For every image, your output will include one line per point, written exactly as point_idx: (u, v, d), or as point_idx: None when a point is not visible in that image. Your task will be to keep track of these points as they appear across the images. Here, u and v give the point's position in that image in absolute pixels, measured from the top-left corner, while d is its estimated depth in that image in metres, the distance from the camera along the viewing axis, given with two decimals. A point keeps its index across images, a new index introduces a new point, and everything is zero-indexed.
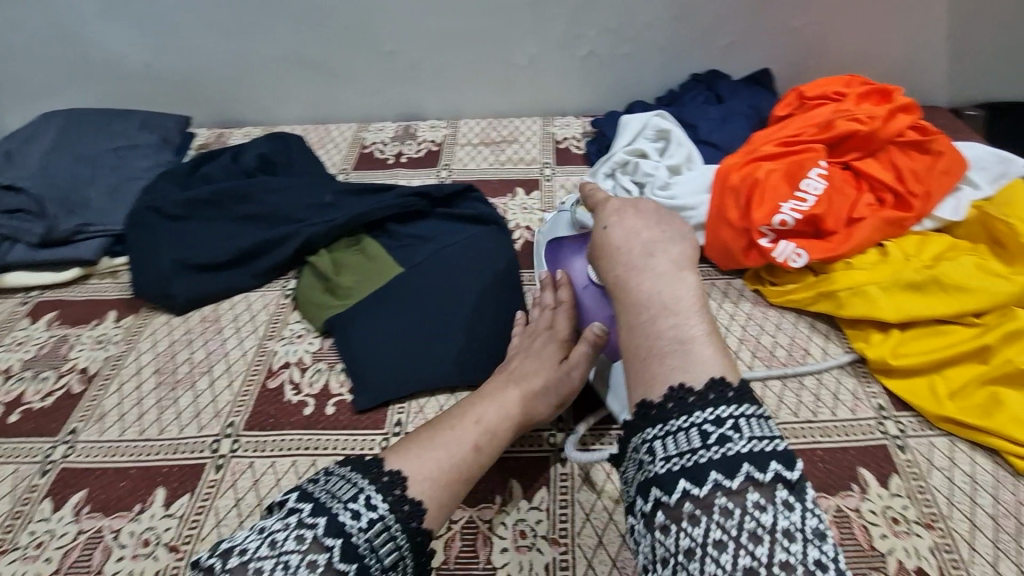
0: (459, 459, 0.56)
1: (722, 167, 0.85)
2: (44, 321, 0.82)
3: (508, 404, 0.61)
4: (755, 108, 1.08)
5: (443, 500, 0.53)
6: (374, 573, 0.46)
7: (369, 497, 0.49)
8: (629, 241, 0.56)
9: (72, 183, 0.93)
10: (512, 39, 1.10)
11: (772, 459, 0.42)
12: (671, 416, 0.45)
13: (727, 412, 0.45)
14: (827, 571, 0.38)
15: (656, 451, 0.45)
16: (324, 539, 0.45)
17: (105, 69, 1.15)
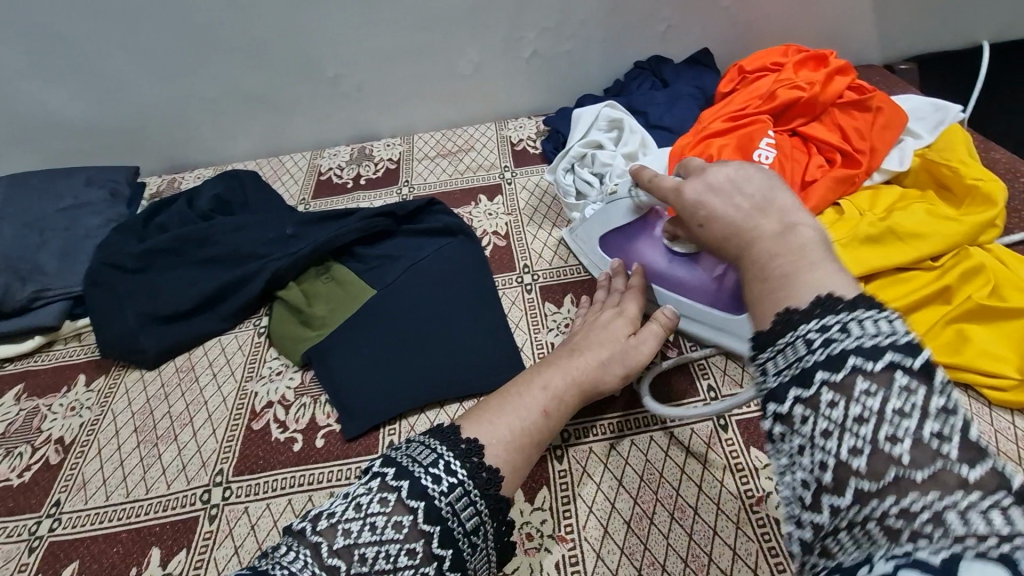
0: (529, 424, 0.59)
1: (678, 147, 0.86)
2: (10, 395, 0.79)
3: (573, 373, 0.63)
4: (700, 88, 1.11)
5: (514, 463, 0.56)
6: (457, 535, 0.47)
7: (448, 461, 0.51)
8: (720, 206, 0.49)
9: (22, 250, 0.90)
10: (456, 49, 1.10)
11: (890, 351, 0.35)
12: (777, 335, 0.39)
13: (837, 316, 0.37)
14: (952, 442, 0.32)
15: (765, 369, 0.39)
16: (408, 501, 0.47)
17: (42, 128, 1.12)
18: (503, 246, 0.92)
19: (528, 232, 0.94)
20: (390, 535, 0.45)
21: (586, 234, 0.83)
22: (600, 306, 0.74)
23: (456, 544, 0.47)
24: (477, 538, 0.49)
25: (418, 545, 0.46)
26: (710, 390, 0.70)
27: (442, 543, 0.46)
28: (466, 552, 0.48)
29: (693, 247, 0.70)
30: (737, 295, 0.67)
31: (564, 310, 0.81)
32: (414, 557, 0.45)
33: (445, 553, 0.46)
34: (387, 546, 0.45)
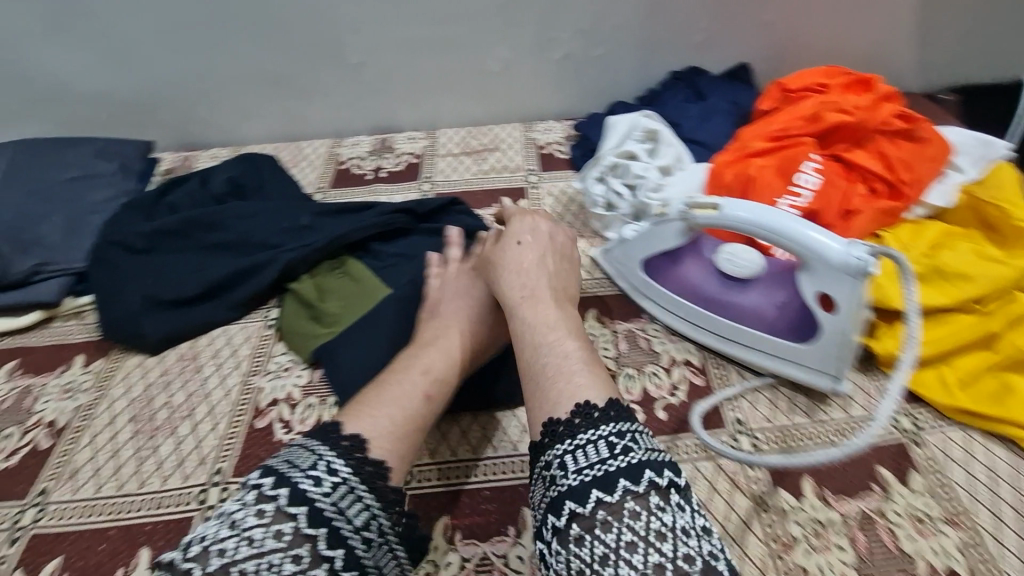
0: (411, 409, 0.56)
1: (716, 166, 0.84)
2: (4, 371, 0.76)
3: (451, 351, 0.64)
4: (735, 104, 1.08)
5: (403, 452, 0.53)
6: (346, 536, 0.45)
7: (328, 462, 0.47)
8: (531, 283, 0.63)
9: (25, 220, 0.87)
10: (487, 44, 1.07)
11: (666, 467, 0.46)
12: (579, 431, 0.48)
13: (627, 426, 0.48)
14: (718, 561, 0.43)
15: (568, 465, 0.47)
16: (288, 509, 0.44)
17: (53, 95, 1.08)
18: None
19: None
20: (269, 544, 0.42)
21: (623, 255, 0.79)
22: (446, 282, 0.73)
23: (347, 545, 0.44)
24: (371, 535, 0.46)
25: (303, 550, 0.43)
26: (738, 423, 0.66)
27: (330, 543, 0.44)
28: (360, 549, 0.45)
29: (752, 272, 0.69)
30: (804, 321, 0.67)
31: (586, 325, 0.77)
32: (298, 565, 0.42)
33: (334, 555, 0.44)
34: (267, 557, 0.42)
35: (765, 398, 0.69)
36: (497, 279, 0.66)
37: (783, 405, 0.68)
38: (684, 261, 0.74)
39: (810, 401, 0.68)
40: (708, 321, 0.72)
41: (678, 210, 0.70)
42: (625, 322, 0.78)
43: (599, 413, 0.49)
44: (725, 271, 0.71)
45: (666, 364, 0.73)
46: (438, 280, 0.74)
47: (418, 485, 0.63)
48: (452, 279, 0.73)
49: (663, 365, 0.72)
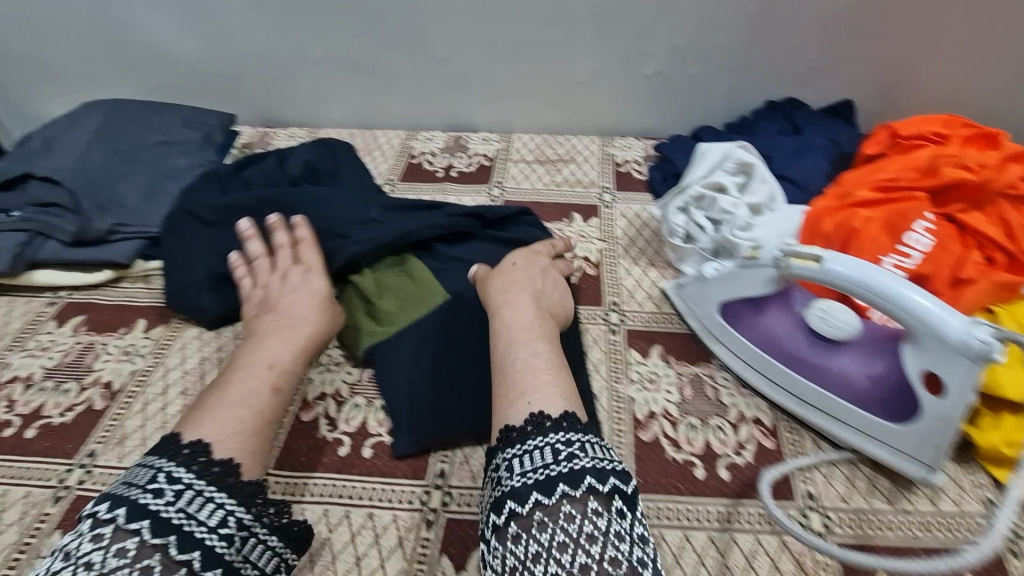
0: (258, 403, 0.59)
1: (812, 212, 0.78)
2: (70, 325, 0.77)
3: (295, 342, 0.67)
4: (834, 142, 1.00)
5: (253, 446, 0.56)
6: (197, 537, 0.48)
7: (169, 473, 0.51)
8: (516, 287, 0.69)
9: (108, 180, 0.88)
10: (576, 53, 1.03)
11: (611, 475, 0.49)
12: (529, 437, 0.52)
13: (576, 436, 0.52)
14: (646, 567, 0.46)
15: (513, 468, 0.51)
16: (127, 526, 0.47)
17: (148, 60, 1.10)
18: (591, 276, 0.84)
19: (620, 266, 0.86)
20: (112, 563, 0.45)
21: (699, 294, 0.74)
22: (276, 281, 0.75)
23: (202, 544, 0.48)
24: (231, 530, 0.50)
25: (153, 560, 0.46)
26: (810, 498, 0.60)
27: (181, 545, 0.47)
28: (219, 546, 0.48)
29: (847, 336, 0.63)
30: (900, 400, 0.60)
31: (651, 363, 0.73)
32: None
33: (188, 557, 0.47)
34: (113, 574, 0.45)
35: (842, 473, 0.62)
36: (486, 284, 0.71)
37: (862, 485, 0.61)
38: (767, 311, 0.69)
39: (893, 487, 0.61)
40: (787, 380, 0.66)
41: (772, 255, 0.64)
42: (693, 366, 0.72)
43: (550, 421, 0.53)
44: (816, 329, 0.65)
45: (733, 418, 0.67)
46: (259, 283, 0.75)
47: (457, 509, 0.59)
48: (280, 277, 0.74)
49: (730, 419, 0.67)
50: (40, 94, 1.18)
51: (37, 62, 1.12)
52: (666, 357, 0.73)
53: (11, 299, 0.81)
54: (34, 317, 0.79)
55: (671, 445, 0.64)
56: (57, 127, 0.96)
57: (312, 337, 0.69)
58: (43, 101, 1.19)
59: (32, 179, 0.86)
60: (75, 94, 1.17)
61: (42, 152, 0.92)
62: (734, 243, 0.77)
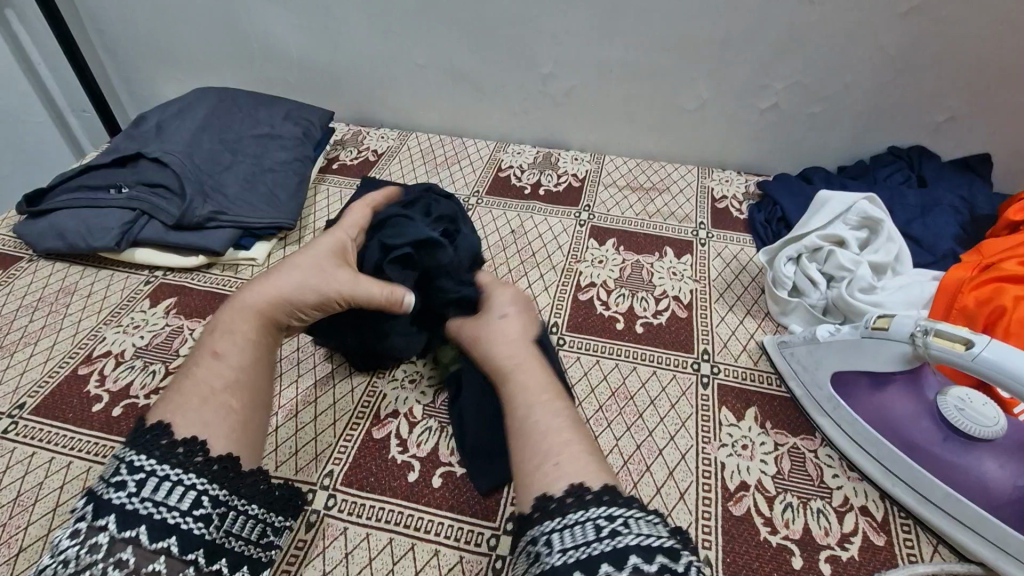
0: (206, 378, 0.55)
1: (948, 283, 0.70)
2: (162, 307, 0.79)
3: (259, 301, 0.62)
4: (967, 201, 0.90)
5: (206, 419, 0.52)
6: (167, 519, 0.45)
7: (131, 460, 0.46)
8: (508, 349, 0.63)
9: (212, 168, 0.91)
10: (687, 79, 0.98)
11: (659, 553, 0.42)
12: (571, 510, 0.46)
13: (620, 511, 0.45)
14: None
15: (553, 544, 0.44)
16: (96, 524, 0.43)
17: (260, 53, 1.14)
18: (682, 319, 0.79)
19: (714, 311, 0.80)
20: (86, 560, 0.42)
21: (808, 358, 0.67)
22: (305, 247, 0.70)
23: (178, 530, 0.45)
24: (207, 510, 0.47)
25: (127, 556, 0.43)
26: None
27: (154, 536, 0.44)
28: (193, 527, 0.45)
29: (988, 433, 0.55)
30: None
31: (745, 427, 0.66)
32: (123, 569, 0.42)
33: (164, 545, 0.44)
34: (87, 571, 0.41)
35: None
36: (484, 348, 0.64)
37: None
38: (888, 390, 0.61)
39: None
40: (909, 474, 0.59)
41: (907, 331, 0.57)
42: (792, 437, 0.65)
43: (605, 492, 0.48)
44: (953, 422, 0.57)
45: (839, 504, 0.60)
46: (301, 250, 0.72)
47: None
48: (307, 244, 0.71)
49: (833, 505, 0.60)
50: (160, 77, 1.24)
51: (161, 47, 1.18)
52: (763, 423, 0.67)
53: (112, 273, 0.84)
54: (130, 294, 0.81)
55: (766, 525, 0.58)
56: (171, 110, 1.00)
57: (281, 295, 0.63)
58: (161, 83, 1.25)
59: (144, 159, 0.89)
60: (189, 78, 1.22)
61: (154, 134, 0.96)
62: (855, 303, 0.70)
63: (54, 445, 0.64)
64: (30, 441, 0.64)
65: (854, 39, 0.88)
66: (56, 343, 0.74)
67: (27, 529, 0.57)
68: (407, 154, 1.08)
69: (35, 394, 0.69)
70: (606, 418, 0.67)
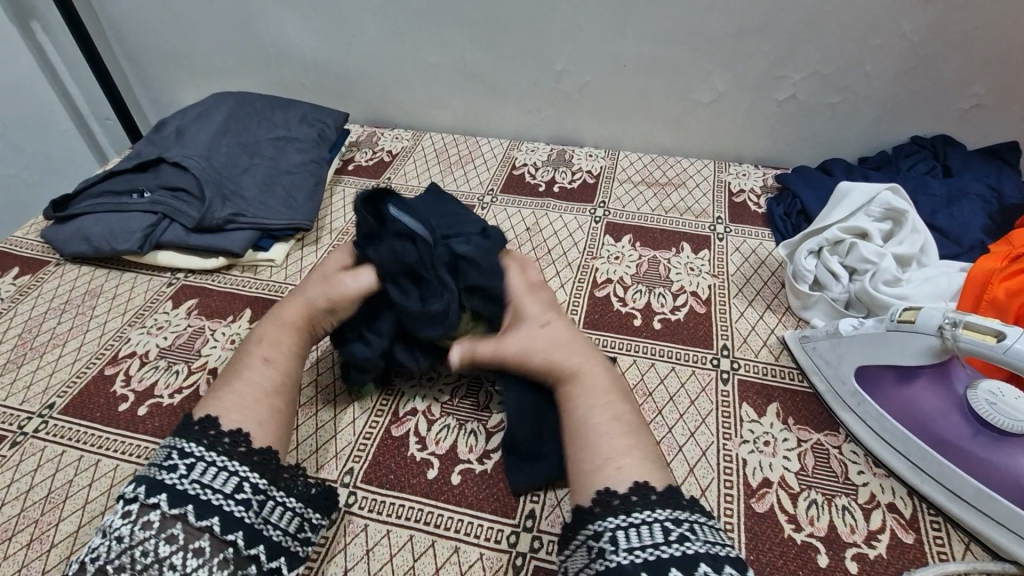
0: (261, 380, 0.59)
1: (976, 275, 0.68)
2: (184, 308, 0.81)
3: (289, 315, 0.65)
4: (995, 189, 0.88)
5: (261, 417, 0.56)
6: (212, 501, 0.48)
7: (182, 448, 0.51)
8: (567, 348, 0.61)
9: (230, 171, 0.92)
10: (702, 74, 0.97)
11: (726, 564, 0.44)
12: (635, 509, 0.48)
13: (685, 515, 0.47)
14: None
15: (619, 542, 0.46)
16: (147, 500, 0.48)
17: (275, 57, 1.15)
18: (701, 314, 0.78)
19: (732, 307, 0.79)
20: (139, 535, 0.46)
21: (831, 353, 0.66)
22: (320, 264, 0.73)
23: (220, 511, 0.48)
24: (248, 494, 0.50)
25: (176, 530, 0.47)
26: None
27: (200, 514, 0.47)
28: (234, 509, 0.49)
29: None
30: None
31: (767, 423, 0.65)
32: (173, 543, 0.46)
33: (208, 524, 0.47)
34: (141, 545, 0.46)
35: None
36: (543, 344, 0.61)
37: None
38: (916, 384, 0.60)
39: None
40: (938, 469, 0.57)
41: (936, 324, 0.55)
42: (816, 434, 0.64)
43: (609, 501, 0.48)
44: (987, 417, 0.55)
45: (865, 501, 0.59)
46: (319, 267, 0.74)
47: (546, 557, 0.56)
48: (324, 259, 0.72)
49: (859, 502, 0.58)
50: (178, 83, 1.26)
51: (179, 54, 1.20)
52: (786, 419, 0.66)
53: (135, 276, 0.86)
54: (153, 296, 0.83)
55: (791, 522, 0.57)
56: (190, 116, 1.02)
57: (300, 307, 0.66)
58: (180, 88, 1.27)
59: (165, 164, 0.91)
60: (207, 83, 1.24)
61: (174, 138, 0.97)
62: (879, 296, 0.69)
63: (83, 444, 0.65)
64: (60, 440, 0.66)
65: (874, 27, 0.87)
66: (83, 344, 0.76)
67: (58, 526, 0.58)
68: (422, 155, 1.09)
69: (64, 394, 0.70)
70: None
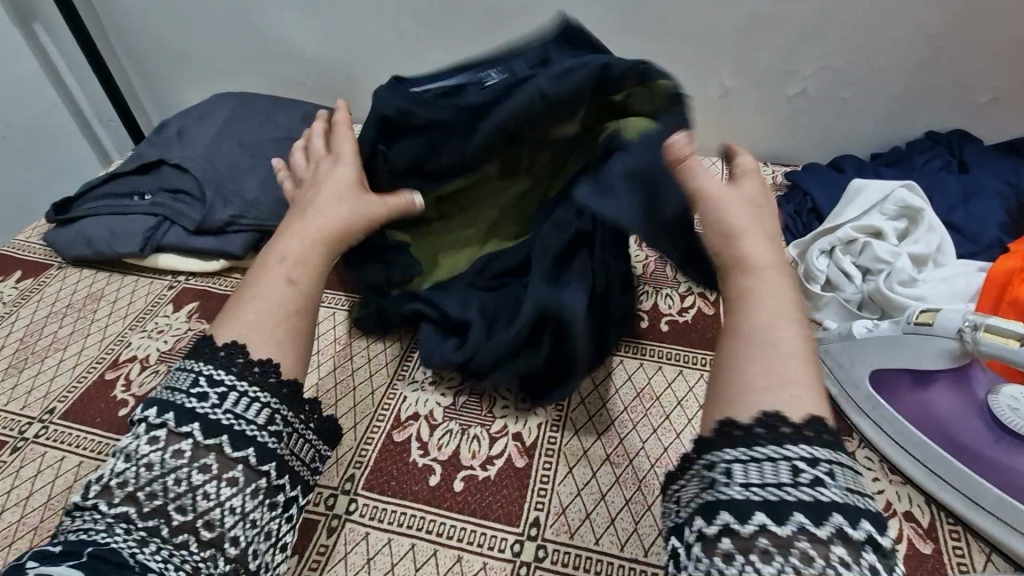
0: (277, 300, 0.54)
1: (996, 273, 0.66)
2: (185, 311, 0.80)
3: (308, 234, 0.59)
4: (1013, 185, 0.85)
5: (280, 338, 0.52)
6: (245, 431, 0.46)
7: (210, 375, 0.47)
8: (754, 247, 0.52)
9: (231, 172, 0.92)
10: (711, 68, 0.94)
11: (864, 517, 0.37)
12: (760, 443, 0.40)
13: (823, 454, 0.40)
14: None
15: (734, 475, 0.40)
16: (179, 429, 0.45)
17: (276, 56, 1.14)
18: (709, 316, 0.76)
19: None
20: (171, 464, 0.44)
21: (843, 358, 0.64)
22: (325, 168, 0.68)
23: (255, 442, 0.46)
24: (280, 426, 0.48)
25: (210, 459, 0.44)
26: None
27: (235, 445, 0.45)
28: (268, 442, 0.47)
29: None
30: None
31: None
32: (207, 472, 0.44)
33: (243, 454, 0.45)
34: (173, 473, 0.43)
35: None
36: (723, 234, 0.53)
37: None
38: (933, 388, 0.59)
39: None
40: (956, 476, 0.55)
41: (954, 328, 0.54)
42: None
43: (789, 428, 0.40)
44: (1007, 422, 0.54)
45: (881, 509, 0.57)
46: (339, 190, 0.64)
47: (551, 567, 0.54)
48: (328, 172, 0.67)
49: None
50: (181, 84, 1.26)
51: (182, 55, 1.20)
52: None
53: (136, 279, 0.85)
54: (154, 299, 0.82)
55: None
56: (191, 117, 1.01)
57: (348, 219, 0.62)
58: (183, 90, 1.27)
59: (166, 165, 0.91)
60: (209, 84, 1.23)
61: (176, 140, 0.97)
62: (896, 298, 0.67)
63: (81, 449, 0.65)
64: (59, 445, 0.65)
65: (888, 18, 0.84)
66: (84, 348, 0.76)
67: None
68: None
69: (65, 399, 0.70)
70: (632, 420, 0.65)
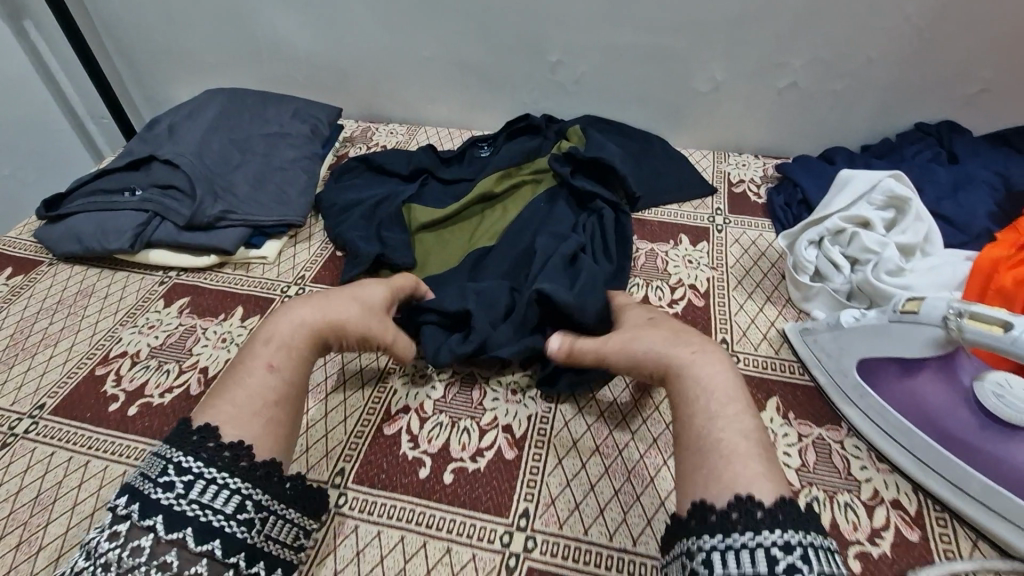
0: (257, 388, 0.53)
1: (982, 263, 0.68)
2: (176, 306, 0.80)
3: (310, 319, 0.58)
4: (1002, 175, 0.85)
5: (257, 431, 0.50)
6: (211, 520, 0.44)
7: (178, 463, 0.45)
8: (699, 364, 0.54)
9: (221, 168, 0.92)
10: (701, 61, 0.94)
11: None
12: (734, 530, 0.42)
13: (796, 538, 0.41)
14: None
15: (714, 565, 0.42)
16: (143, 524, 0.43)
17: (267, 51, 1.14)
18: (699, 307, 0.76)
19: (732, 300, 0.77)
20: (129, 563, 0.42)
21: (833, 346, 0.64)
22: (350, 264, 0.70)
23: (221, 534, 0.44)
24: (252, 515, 0.45)
25: (171, 557, 0.42)
26: None
27: (198, 539, 0.43)
28: (236, 530, 0.44)
29: None
30: None
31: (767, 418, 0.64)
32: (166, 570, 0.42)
33: (208, 548, 0.43)
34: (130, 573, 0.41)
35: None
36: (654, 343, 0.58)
37: None
38: (920, 376, 0.58)
39: None
40: (944, 464, 0.56)
41: (940, 313, 0.53)
42: (818, 428, 0.63)
43: (763, 513, 0.42)
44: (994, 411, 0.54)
45: (869, 497, 0.57)
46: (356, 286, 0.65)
47: (540, 557, 0.54)
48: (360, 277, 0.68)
49: (862, 498, 0.57)
50: (172, 80, 1.26)
51: (172, 51, 1.19)
52: (787, 414, 0.64)
53: (127, 275, 0.85)
54: (145, 295, 0.82)
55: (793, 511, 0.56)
56: (181, 113, 1.00)
57: (363, 315, 0.61)
58: (175, 86, 1.27)
59: (157, 161, 0.90)
60: (201, 79, 1.23)
61: (166, 136, 0.96)
62: (882, 286, 0.67)
63: (71, 445, 0.65)
64: (49, 441, 0.65)
65: (876, 10, 0.84)
66: (74, 344, 0.76)
67: (47, 528, 0.58)
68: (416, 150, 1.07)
69: (55, 394, 0.70)
70: (621, 412, 0.65)
